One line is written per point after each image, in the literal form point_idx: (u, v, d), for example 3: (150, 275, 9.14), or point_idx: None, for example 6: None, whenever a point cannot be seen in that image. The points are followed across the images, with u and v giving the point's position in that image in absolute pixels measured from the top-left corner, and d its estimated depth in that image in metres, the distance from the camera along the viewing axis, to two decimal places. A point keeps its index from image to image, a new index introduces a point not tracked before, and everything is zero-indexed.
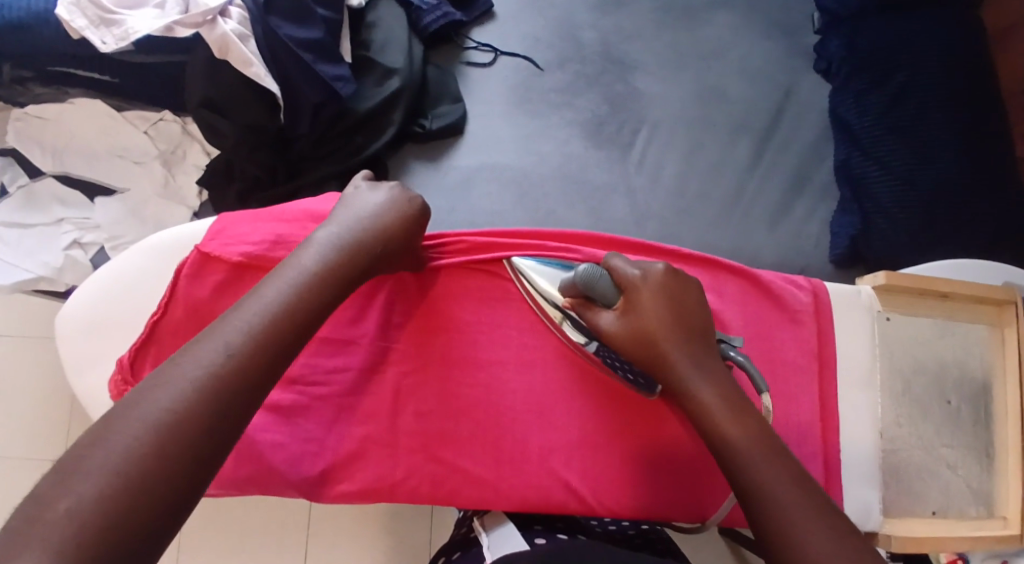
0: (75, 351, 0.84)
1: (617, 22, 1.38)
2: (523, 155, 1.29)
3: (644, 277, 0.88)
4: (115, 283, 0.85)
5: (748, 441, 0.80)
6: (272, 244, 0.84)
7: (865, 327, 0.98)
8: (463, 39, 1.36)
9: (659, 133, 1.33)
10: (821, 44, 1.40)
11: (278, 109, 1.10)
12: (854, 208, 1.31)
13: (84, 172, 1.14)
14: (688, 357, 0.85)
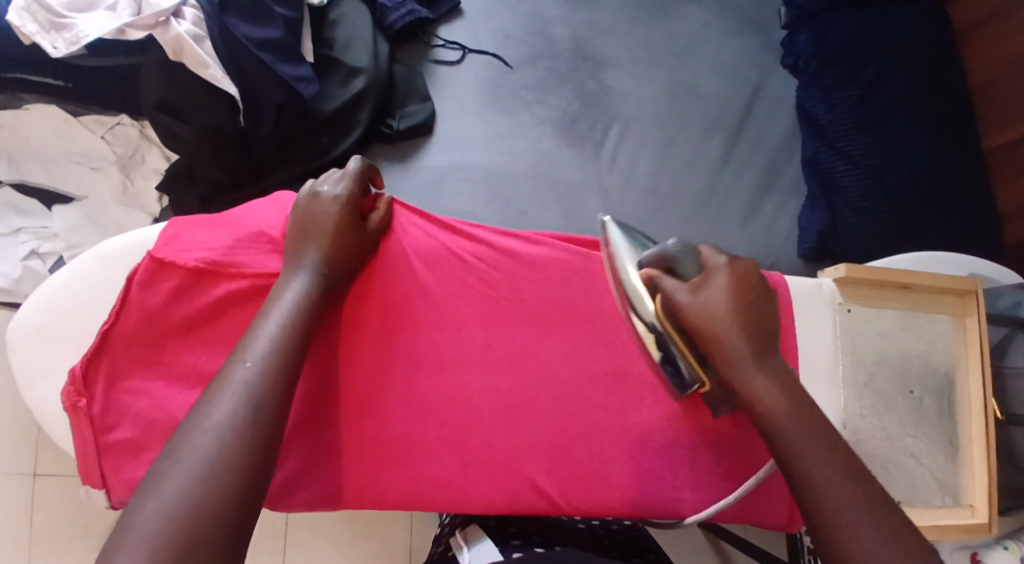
0: (30, 362, 0.82)
1: (587, 18, 1.37)
2: (495, 154, 1.26)
3: (730, 264, 0.83)
4: (67, 292, 0.83)
5: (806, 437, 0.77)
6: (229, 249, 0.82)
7: (827, 320, 0.98)
8: (430, 37, 1.31)
9: (630, 131, 1.31)
10: (790, 39, 1.40)
11: (239, 111, 1.08)
12: (824, 203, 1.30)
13: (40, 179, 1.13)
14: (747, 347, 0.79)
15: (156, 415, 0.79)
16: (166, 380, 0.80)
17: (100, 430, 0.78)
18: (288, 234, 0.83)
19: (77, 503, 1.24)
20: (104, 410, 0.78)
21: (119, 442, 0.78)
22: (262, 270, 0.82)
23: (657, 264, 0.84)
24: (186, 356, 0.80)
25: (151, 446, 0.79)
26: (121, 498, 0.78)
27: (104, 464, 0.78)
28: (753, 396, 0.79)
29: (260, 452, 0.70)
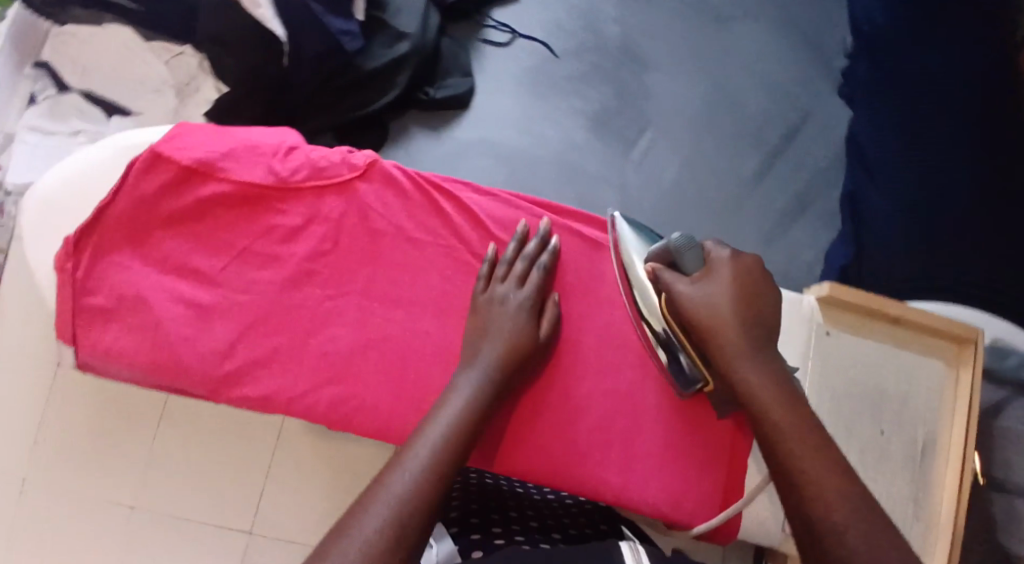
0: (33, 226, 0.88)
1: (640, 19, 1.40)
2: (523, 137, 1.33)
3: (733, 256, 0.84)
4: (79, 172, 0.89)
5: (801, 430, 0.75)
6: (221, 156, 0.87)
7: (801, 336, 0.95)
8: (483, 17, 1.38)
9: (663, 136, 1.35)
10: (850, 68, 1.36)
11: (280, 55, 1.15)
12: (852, 238, 1.27)
13: (106, 91, 1.22)
14: (748, 331, 0.80)
15: (128, 289, 0.84)
16: (145, 261, 0.85)
17: (79, 292, 0.84)
18: (277, 150, 0.88)
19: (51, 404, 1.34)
20: (87, 277, 0.84)
21: (90, 309, 0.84)
22: (246, 179, 0.87)
23: (659, 258, 0.87)
24: (167, 243, 0.86)
25: (120, 316, 0.84)
26: (85, 358, 0.83)
27: (75, 326, 0.84)
28: (756, 386, 0.78)
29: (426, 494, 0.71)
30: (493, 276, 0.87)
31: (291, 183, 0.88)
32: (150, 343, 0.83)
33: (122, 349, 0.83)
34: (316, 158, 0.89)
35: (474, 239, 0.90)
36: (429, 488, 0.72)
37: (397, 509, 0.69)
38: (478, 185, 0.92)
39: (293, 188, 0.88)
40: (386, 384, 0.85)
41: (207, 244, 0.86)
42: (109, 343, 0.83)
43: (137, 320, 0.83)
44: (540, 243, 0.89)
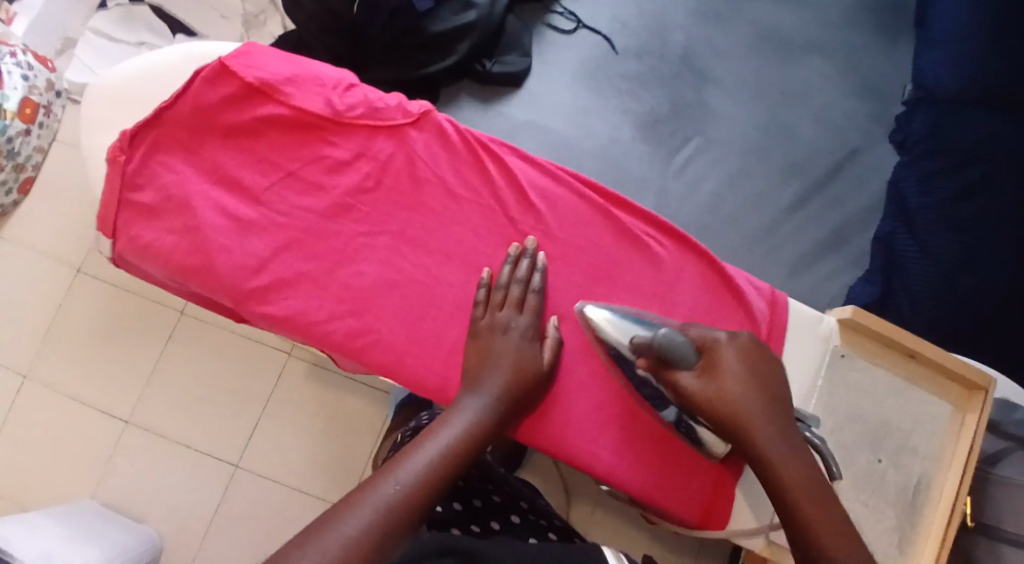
0: (96, 116, 0.92)
1: (708, 33, 1.42)
2: (571, 126, 1.35)
3: (731, 338, 0.85)
4: (148, 70, 0.92)
5: (825, 522, 0.77)
6: (285, 79, 0.90)
7: (814, 356, 0.95)
8: (552, 2, 1.41)
9: (710, 148, 1.37)
10: (907, 115, 1.34)
11: (354, 1, 1.18)
12: (880, 278, 1.26)
13: (176, 10, 1.25)
14: (770, 425, 0.82)
15: (176, 190, 0.88)
16: (195, 167, 0.89)
17: (128, 186, 0.89)
18: (339, 84, 0.91)
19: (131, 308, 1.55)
20: (137, 172, 0.89)
21: (136, 203, 0.88)
22: (304, 107, 0.90)
23: (646, 354, 0.85)
24: (218, 154, 0.90)
25: (163, 215, 0.89)
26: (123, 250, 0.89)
27: (118, 217, 0.88)
28: (779, 476, 0.80)
29: (404, 506, 0.76)
30: (490, 303, 0.88)
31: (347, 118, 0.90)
32: (185, 245, 0.87)
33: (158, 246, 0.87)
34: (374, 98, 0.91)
35: (515, 205, 0.92)
36: (409, 506, 0.76)
37: (375, 520, 0.74)
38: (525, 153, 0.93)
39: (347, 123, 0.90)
40: (403, 324, 0.88)
41: (255, 162, 0.90)
42: (147, 239, 0.88)
43: (177, 219, 0.87)
44: (530, 263, 0.89)
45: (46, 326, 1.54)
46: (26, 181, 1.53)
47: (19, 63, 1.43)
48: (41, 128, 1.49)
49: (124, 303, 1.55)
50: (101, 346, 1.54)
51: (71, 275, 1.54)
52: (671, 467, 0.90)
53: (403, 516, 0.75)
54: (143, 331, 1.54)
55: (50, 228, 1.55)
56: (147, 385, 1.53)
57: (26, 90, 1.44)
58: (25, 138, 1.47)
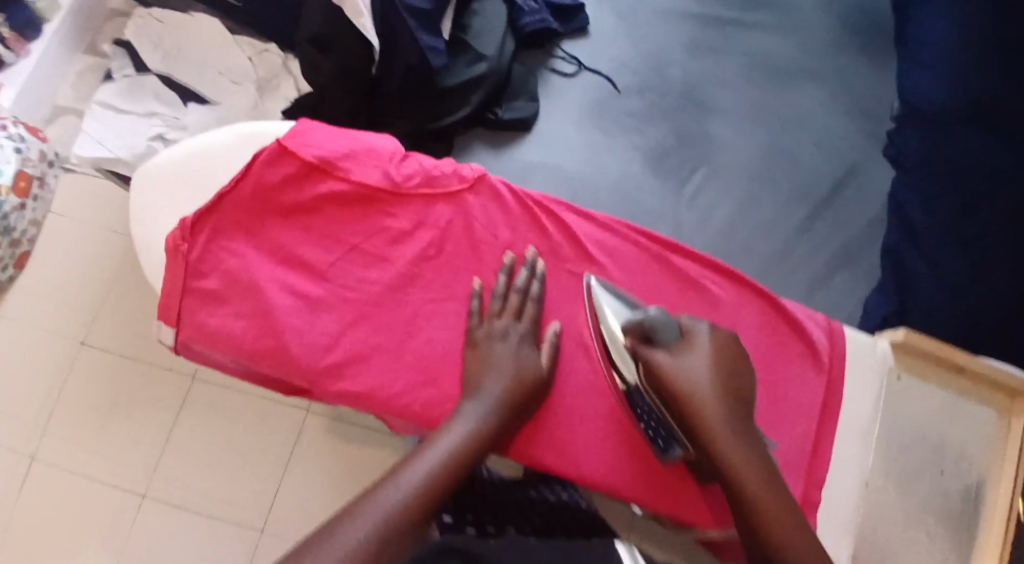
0: (149, 203, 0.96)
1: (704, 66, 1.45)
2: (584, 165, 1.36)
3: (709, 330, 0.90)
4: (197, 156, 0.98)
5: (778, 512, 0.81)
6: (341, 155, 0.96)
7: (875, 383, 0.95)
8: (554, 47, 1.43)
9: (717, 177, 1.38)
10: (896, 129, 1.32)
11: (373, 62, 1.20)
12: (894, 294, 1.25)
13: (184, 78, 1.24)
14: (728, 413, 0.85)
15: (240, 275, 0.92)
16: (256, 249, 0.94)
17: (191, 274, 0.92)
18: (394, 156, 0.97)
19: (139, 379, 1.49)
20: (199, 259, 0.92)
21: (201, 291, 0.92)
22: (364, 180, 0.96)
23: (635, 332, 0.90)
24: (280, 233, 0.94)
25: (227, 300, 0.92)
26: (190, 338, 0.91)
27: (183, 304, 0.91)
28: (732, 461, 0.83)
29: (405, 510, 0.77)
30: (489, 312, 0.92)
31: (404, 186, 0.96)
32: (254, 329, 0.90)
33: (227, 332, 0.91)
34: (429, 167, 0.97)
35: (571, 256, 0.97)
36: (410, 510, 0.78)
37: (376, 526, 0.75)
38: (579, 208, 0.99)
39: (404, 191, 0.96)
40: None
41: (318, 238, 0.95)
42: (214, 326, 0.90)
43: (247, 303, 0.91)
44: (531, 272, 0.94)
45: (51, 403, 1.47)
46: (24, 256, 1.49)
47: (11, 136, 1.40)
48: (35, 200, 1.46)
49: (131, 375, 1.49)
50: (112, 420, 1.48)
51: (75, 347, 1.49)
52: (675, 483, 0.92)
53: (409, 524, 0.77)
54: (156, 401, 1.49)
55: (48, 304, 1.49)
56: (161, 456, 1.48)
57: (20, 162, 1.40)
58: (20, 213, 1.43)
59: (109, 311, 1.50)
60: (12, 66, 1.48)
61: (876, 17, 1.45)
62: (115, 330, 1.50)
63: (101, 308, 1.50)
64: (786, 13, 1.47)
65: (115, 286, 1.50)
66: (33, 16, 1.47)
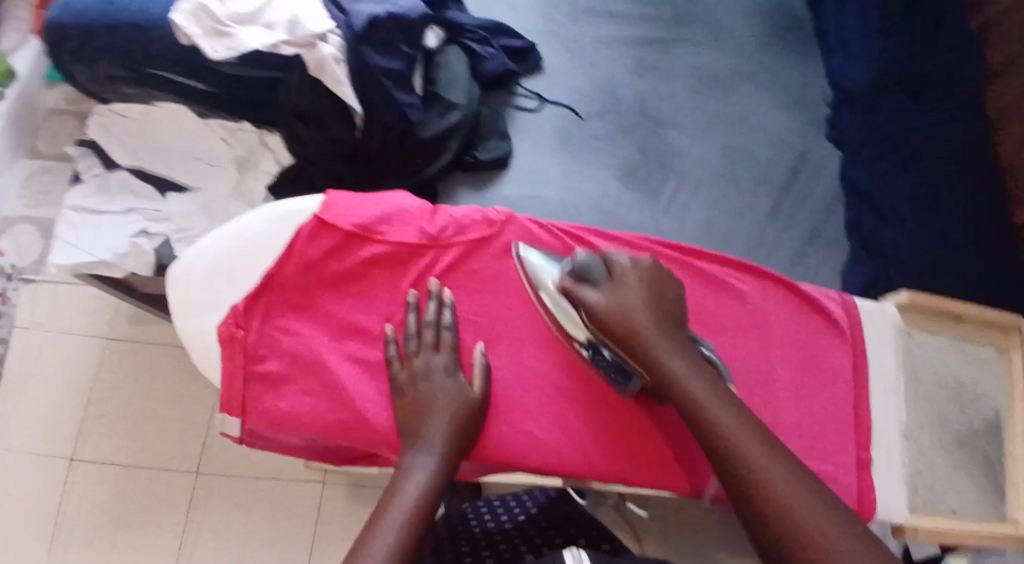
0: (192, 296, 1.03)
1: (651, 84, 1.48)
2: (565, 192, 1.38)
3: (634, 265, 1.01)
4: (231, 240, 1.04)
5: (733, 421, 0.91)
6: (378, 220, 1.05)
7: (890, 337, 1.15)
8: (514, 86, 1.46)
9: (686, 183, 1.42)
10: (835, 116, 1.43)
11: (355, 126, 1.30)
12: (867, 258, 1.33)
13: (156, 168, 1.38)
14: (660, 332, 0.96)
15: (301, 351, 1.00)
16: (312, 323, 1.02)
17: (250, 359, 0.99)
18: (425, 213, 1.06)
19: (140, 485, 1.44)
20: (256, 344, 1.00)
21: (263, 375, 0.99)
22: (401, 239, 1.05)
23: (569, 277, 1.01)
24: (332, 304, 1.03)
25: (291, 379, 1.00)
26: (256, 419, 0.98)
27: (247, 392, 0.99)
28: (686, 379, 0.93)
29: (399, 556, 0.87)
30: (409, 356, 1.00)
31: (438, 238, 1.06)
32: (326, 401, 0.99)
33: (297, 411, 0.98)
34: (460, 218, 1.07)
35: None
36: (399, 555, 0.87)
37: None
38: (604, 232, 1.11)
39: (440, 242, 1.06)
40: (545, 417, 1.02)
41: (366, 303, 1.03)
42: (281, 408, 0.98)
43: (311, 378, 0.99)
44: (438, 303, 1.03)
45: (52, 527, 1.40)
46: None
47: None
48: None
49: (133, 481, 1.44)
50: (121, 534, 1.41)
51: (68, 466, 1.43)
52: (670, 467, 1.02)
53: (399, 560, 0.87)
54: (166, 504, 1.43)
55: (30, 424, 1.45)
56: (178, 562, 1.41)
57: None
58: None
59: (100, 418, 1.46)
60: None
61: (791, 17, 1.54)
62: (110, 439, 1.46)
63: (103, 417, 1.47)
64: (715, 24, 1.53)
65: (101, 395, 1.47)
66: None
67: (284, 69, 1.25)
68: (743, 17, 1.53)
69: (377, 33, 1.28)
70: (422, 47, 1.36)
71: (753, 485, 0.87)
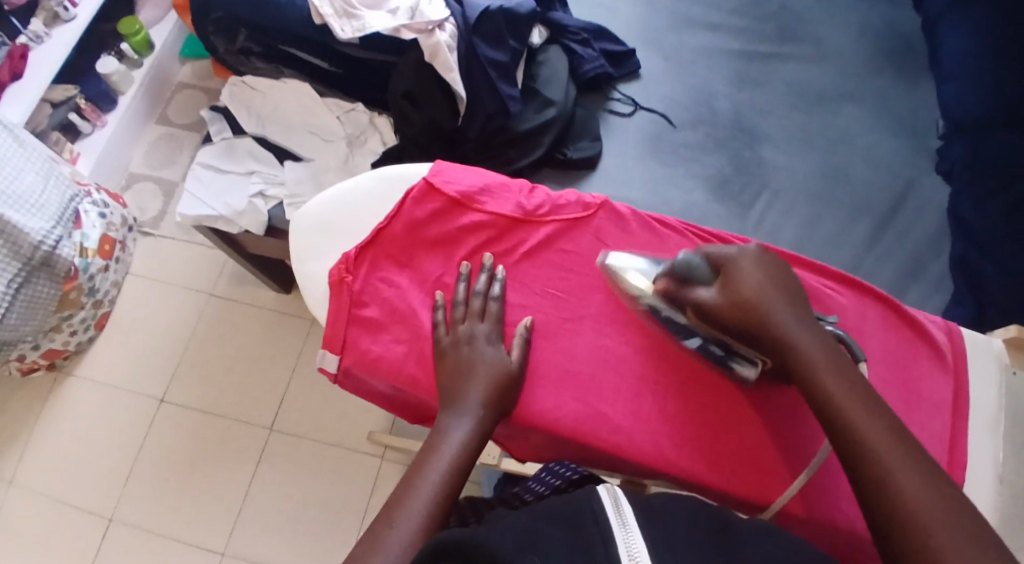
0: (306, 241, 1.18)
1: (751, 97, 1.46)
2: (650, 197, 1.38)
3: (743, 251, 0.97)
4: (345, 197, 1.19)
5: (855, 401, 0.86)
6: (479, 190, 1.15)
7: (993, 373, 1.10)
8: (610, 90, 1.49)
9: (780, 199, 1.38)
10: (945, 147, 1.38)
11: (458, 114, 1.39)
12: (969, 299, 1.28)
13: (278, 138, 1.50)
14: (788, 313, 0.93)
15: (398, 303, 1.09)
16: (410, 278, 1.11)
17: (354, 303, 1.10)
18: (523, 189, 1.16)
19: (215, 432, 1.54)
20: (361, 290, 1.10)
21: (364, 319, 1.09)
22: (499, 209, 1.14)
23: (669, 277, 1.01)
24: (429, 265, 1.12)
25: (386, 328, 1.09)
26: (351, 359, 1.08)
27: (348, 334, 1.09)
28: (802, 353, 0.90)
29: (436, 507, 0.89)
30: (459, 319, 1.06)
31: (533, 213, 1.14)
32: (411, 353, 1.07)
33: (388, 356, 1.07)
34: (555, 197, 1.16)
35: None
36: (436, 507, 0.90)
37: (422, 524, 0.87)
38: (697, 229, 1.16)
39: (535, 217, 1.14)
40: (621, 396, 1.04)
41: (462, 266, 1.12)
42: (375, 352, 1.07)
43: (404, 326, 1.08)
44: (489, 276, 1.09)
45: (133, 459, 1.52)
46: (103, 316, 1.61)
47: (95, 202, 1.56)
48: (117, 262, 1.61)
49: (208, 427, 1.54)
50: (191, 478, 1.51)
51: (156, 405, 1.56)
52: (743, 467, 1.01)
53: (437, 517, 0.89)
54: (235, 454, 1.52)
55: (128, 364, 1.59)
56: (241, 510, 1.48)
57: (103, 227, 1.56)
58: (103, 274, 1.57)
59: (191, 363, 1.59)
60: (86, 137, 1.64)
61: (903, 42, 1.50)
62: (196, 387, 1.57)
63: (192, 363, 1.59)
64: (823, 44, 1.50)
65: (194, 345, 1.60)
66: (107, 89, 1.66)
67: (399, 52, 1.40)
68: (853, 40, 1.50)
69: (489, 27, 1.37)
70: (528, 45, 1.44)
71: (895, 499, 0.80)
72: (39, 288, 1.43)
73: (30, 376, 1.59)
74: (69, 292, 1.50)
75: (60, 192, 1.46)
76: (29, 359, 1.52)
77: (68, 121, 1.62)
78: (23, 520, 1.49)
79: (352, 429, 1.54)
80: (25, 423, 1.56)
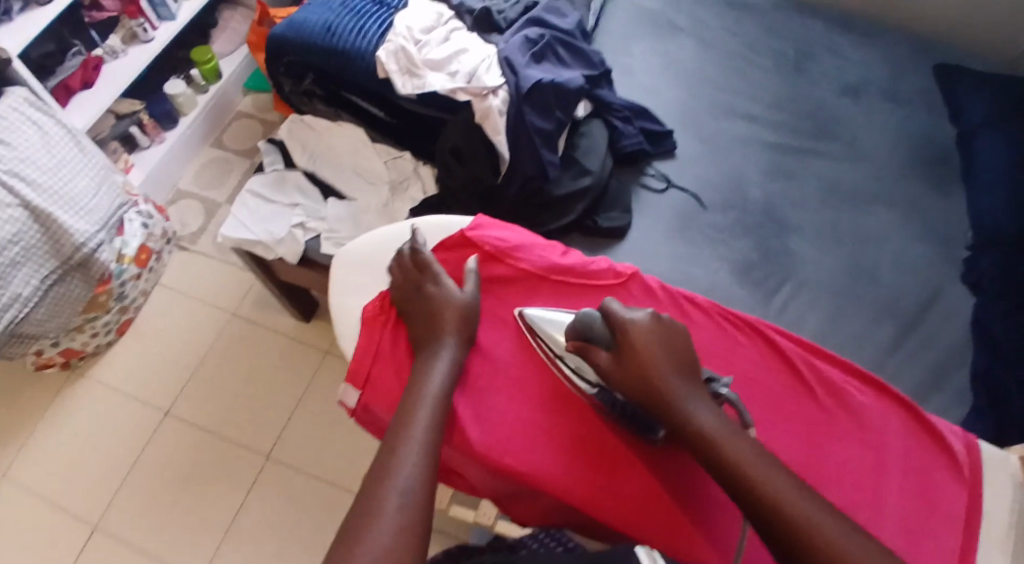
0: (346, 274, 1.26)
1: (782, 189, 1.52)
2: (674, 272, 1.43)
3: (635, 320, 1.06)
4: (388, 236, 1.28)
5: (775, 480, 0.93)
6: (513, 245, 1.21)
7: (1009, 488, 1.10)
8: (646, 166, 1.56)
9: (803, 292, 1.41)
10: (972, 260, 1.43)
11: (498, 172, 1.47)
12: (990, 415, 1.29)
13: (326, 174, 1.57)
14: (684, 390, 1.01)
15: None
16: None
17: (383, 341, 1.16)
18: (556, 250, 1.22)
19: (212, 453, 1.54)
20: (391, 331, 1.16)
21: (389, 358, 1.15)
22: (532, 267, 1.20)
23: (575, 337, 1.08)
24: None
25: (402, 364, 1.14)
26: (373, 395, 1.13)
27: (373, 370, 1.14)
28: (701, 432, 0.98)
29: (414, 502, 0.94)
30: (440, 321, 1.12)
31: (563, 273, 1.20)
32: None
33: None
34: (588, 261, 1.21)
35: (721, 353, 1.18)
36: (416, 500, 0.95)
37: (400, 514, 0.93)
38: (730, 312, 1.21)
39: (565, 278, 1.20)
40: (616, 462, 1.08)
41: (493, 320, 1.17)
42: (394, 389, 1.12)
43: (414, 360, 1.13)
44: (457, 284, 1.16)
45: (127, 468, 1.52)
46: (126, 323, 1.65)
47: (140, 213, 1.62)
48: (150, 272, 1.66)
49: (206, 447, 1.54)
50: (181, 496, 1.50)
51: (159, 417, 1.57)
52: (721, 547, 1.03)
53: (414, 502, 0.94)
54: (227, 476, 1.51)
55: (141, 375, 1.61)
56: (224, 537, 1.46)
57: (144, 236, 1.61)
58: (135, 282, 1.61)
59: (201, 382, 1.61)
60: (143, 149, 1.73)
61: (937, 153, 1.57)
62: (203, 404, 1.59)
63: (203, 381, 1.61)
64: (857, 147, 1.57)
65: (206, 364, 1.62)
66: (171, 110, 1.76)
67: (452, 111, 1.49)
68: (887, 149, 1.57)
69: (541, 97, 1.43)
70: (573, 116, 1.52)
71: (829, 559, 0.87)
72: (70, 287, 1.47)
73: (43, 373, 1.61)
74: (100, 295, 1.54)
75: (110, 199, 1.53)
76: (46, 354, 1.54)
77: (128, 136, 1.70)
78: (8, 517, 1.48)
79: (349, 469, 1.53)
80: (30, 420, 1.57)
